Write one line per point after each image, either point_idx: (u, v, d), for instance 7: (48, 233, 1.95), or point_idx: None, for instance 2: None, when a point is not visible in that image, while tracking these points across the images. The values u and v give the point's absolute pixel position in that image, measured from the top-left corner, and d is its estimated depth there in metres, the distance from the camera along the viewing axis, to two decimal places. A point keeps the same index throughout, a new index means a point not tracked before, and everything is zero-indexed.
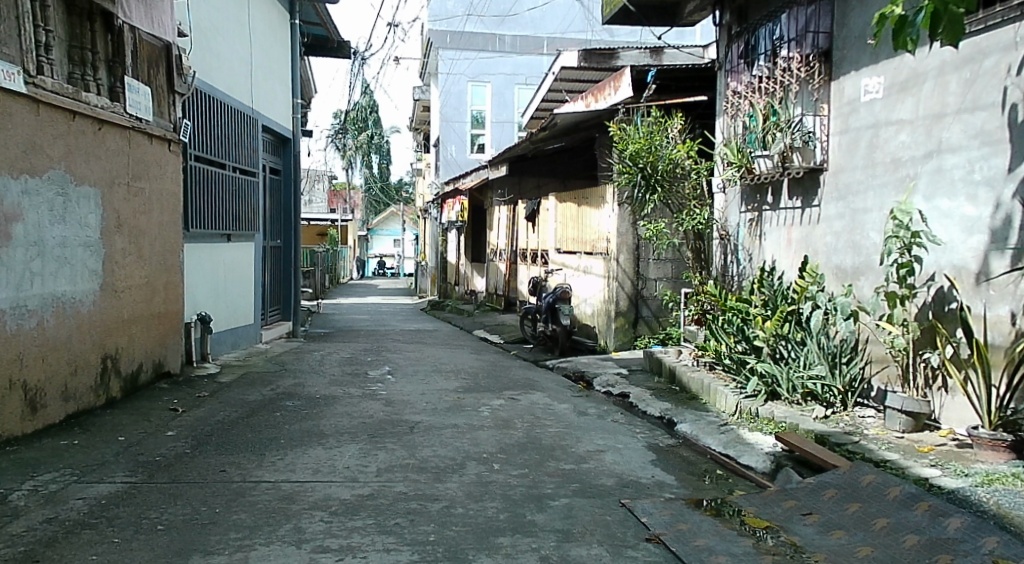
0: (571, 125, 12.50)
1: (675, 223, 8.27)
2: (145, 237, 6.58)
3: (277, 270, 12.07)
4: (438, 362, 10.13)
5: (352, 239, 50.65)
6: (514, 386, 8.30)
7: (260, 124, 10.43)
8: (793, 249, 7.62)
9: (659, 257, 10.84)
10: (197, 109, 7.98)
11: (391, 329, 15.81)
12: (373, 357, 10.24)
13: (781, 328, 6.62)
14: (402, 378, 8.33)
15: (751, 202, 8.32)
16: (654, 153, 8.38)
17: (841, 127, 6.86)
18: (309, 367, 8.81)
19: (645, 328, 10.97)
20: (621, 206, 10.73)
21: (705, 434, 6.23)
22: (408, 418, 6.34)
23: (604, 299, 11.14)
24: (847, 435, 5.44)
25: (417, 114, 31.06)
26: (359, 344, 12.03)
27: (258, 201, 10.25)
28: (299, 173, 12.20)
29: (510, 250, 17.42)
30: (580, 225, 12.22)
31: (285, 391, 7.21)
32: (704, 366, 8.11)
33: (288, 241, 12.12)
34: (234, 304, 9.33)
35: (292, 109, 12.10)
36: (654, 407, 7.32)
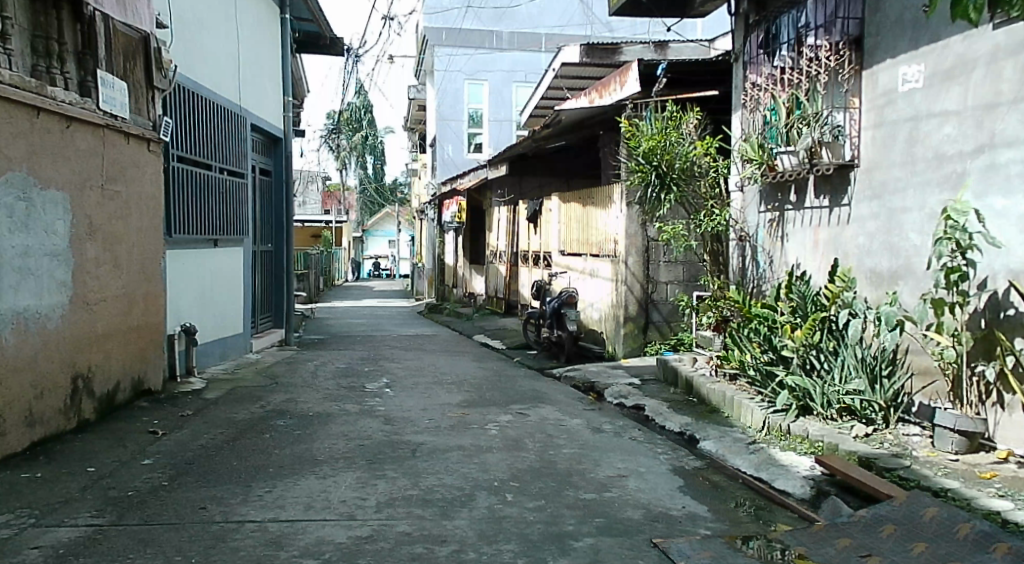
0: (575, 122, 12.03)
1: (692, 224, 7.77)
2: (123, 244, 6.05)
3: (268, 275, 11.54)
4: (439, 371, 9.62)
5: (348, 241, 50.03)
6: (522, 398, 7.79)
7: (249, 123, 9.92)
8: (820, 251, 7.14)
9: (670, 259, 10.36)
10: (179, 106, 7.45)
11: (389, 335, 15.28)
12: (370, 366, 9.73)
13: (813, 337, 6.15)
14: (402, 391, 7.82)
15: (771, 201, 7.85)
16: (669, 151, 7.87)
17: (874, 120, 6.38)
18: (303, 379, 8.29)
19: (656, 333, 10.47)
20: (630, 206, 10.25)
21: (733, 453, 5.74)
22: (410, 440, 5.83)
23: (611, 304, 10.65)
24: (896, 457, 4.95)
25: (412, 114, 30.58)
26: (356, 352, 11.51)
27: (247, 204, 9.74)
28: (291, 174, 11.70)
29: (510, 252, 16.91)
30: (585, 226, 11.73)
31: (276, 408, 6.68)
32: (724, 376, 7.62)
33: (281, 245, 11.61)
34: (222, 314, 8.80)
35: (283, 108, 11.60)
36: (674, 422, 6.83)
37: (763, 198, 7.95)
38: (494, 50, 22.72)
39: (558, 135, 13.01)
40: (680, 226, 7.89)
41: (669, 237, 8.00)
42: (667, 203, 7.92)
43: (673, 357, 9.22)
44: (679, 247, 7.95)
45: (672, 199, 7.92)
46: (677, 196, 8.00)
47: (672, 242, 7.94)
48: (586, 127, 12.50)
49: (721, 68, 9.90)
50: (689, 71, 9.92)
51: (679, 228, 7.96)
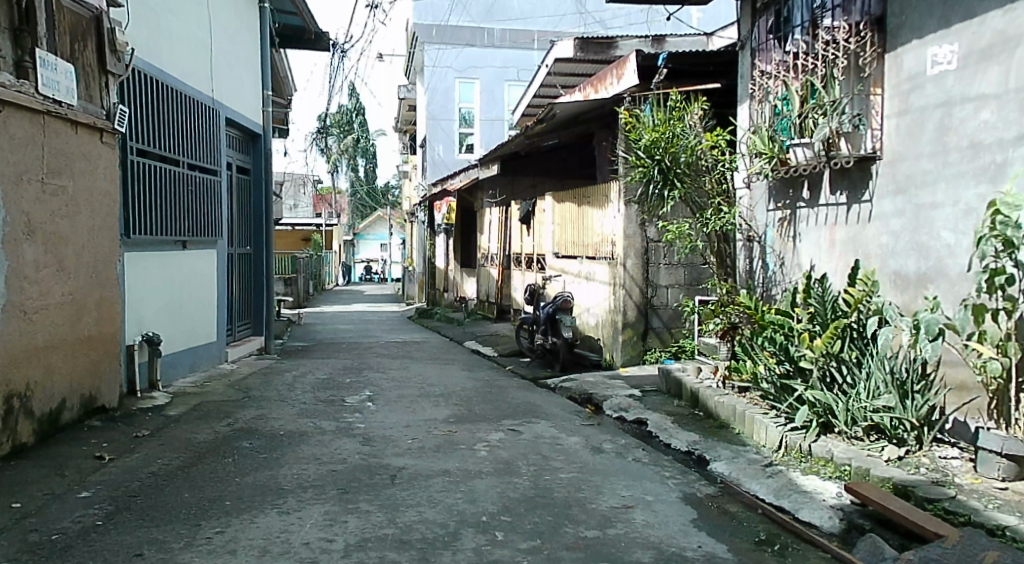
0: (570, 117, 11.46)
1: (699, 223, 7.18)
2: (69, 246, 5.43)
3: (247, 280, 10.91)
4: (426, 382, 9.01)
5: (338, 244, 49.34)
6: (514, 413, 7.19)
7: (223, 116, 9.31)
8: (836, 252, 6.60)
9: (670, 262, 9.83)
10: (137, 95, 6.84)
11: (376, 342, 14.66)
12: (353, 377, 9.12)
13: (834, 347, 5.59)
14: (385, 406, 7.22)
15: (782, 199, 7.32)
16: (674, 144, 7.29)
17: (899, 107, 5.82)
18: (277, 392, 7.67)
19: (656, 340, 9.90)
20: (628, 205, 9.68)
21: (749, 477, 5.17)
22: (390, 464, 5.23)
23: (609, 309, 10.08)
24: (938, 485, 4.38)
25: (402, 115, 30.00)
26: (339, 361, 10.89)
27: (220, 203, 9.12)
28: (272, 172, 11.11)
29: (501, 255, 16.31)
30: (580, 227, 11.17)
31: (244, 426, 6.07)
32: (732, 389, 7.06)
33: (260, 248, 11.00)
34: (191, 322, 8.17)
35: (262, 102, 11.01)
36: (681, 440, 6.26)
37: (775, 196, 7.41)
38: (486, 47, 22.16)
39: (552, 131, 12.45)
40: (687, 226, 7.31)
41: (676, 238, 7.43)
42: (672, 200, 7.33)
43: (677, 366, 8.67)
44: (685, 248, 7.38)
45: (678, 197, 7.34)
46: (685, 192, 7.42)
47: (677, 244, 7.36)
48: (582, 123, 11.94)
49: (724, 63, 9.35)
50: (692, 65, 9.38)
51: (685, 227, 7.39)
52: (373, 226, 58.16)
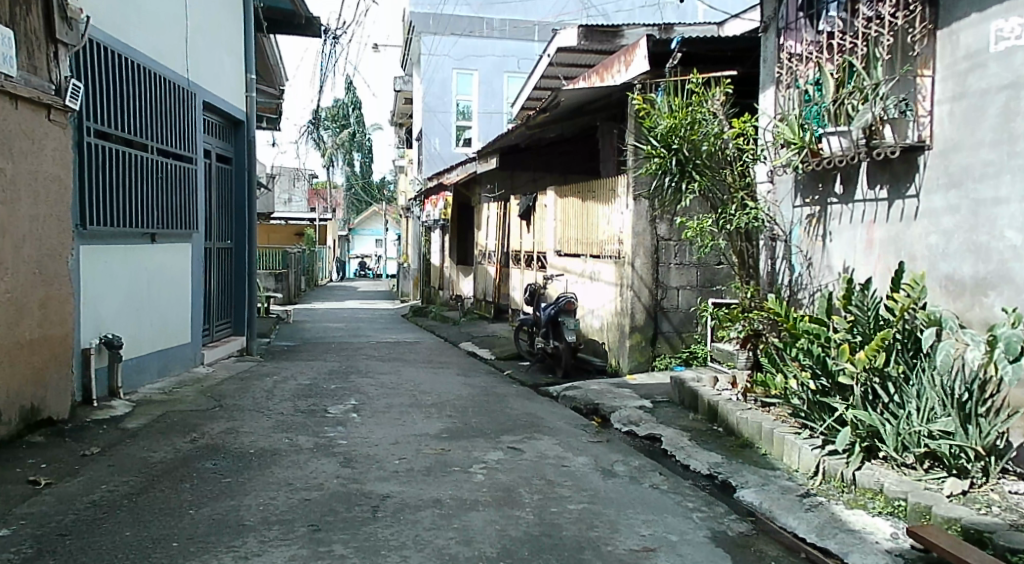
0: (574, 108, 10.76)
1: (723, 221, 6.47)
2: (7, 239, 4.75)
3: (229, 276, 10.21)
4: (418, 388, 8.34)
5: (332, 240, 48.61)
6: (513, 427, 6.52)
7: (199, 99, 8.60)
8: (874, 253, 5.94)
9: (681, 262, 9.21)
10: (95, 70, 6.14)
11: (367, 342, 13.98)
12: (339, 383, 8.43)
13: (878, 361, 4.91)
14: (371, 418, 6.54)
15: (810, 194, 6.69)
16: (693, 133, 6.62)
17: (954, 90, 5.13)
18: (253, 401, 6.98)
19: (666, 346, 9.25)
20: (637, 200, 9.04)
21: (783, 509, 4.50)
22: (373, 491, 4.55)
23: (615, 311, 9.43)
24: (1017, 531, 3.74)
25: (398, 108, 29.28)
26: (326, 363, 10.21)
27: (197, 194, 8.41)
28: (254, 161, 10.38)
29: (499, 253, 15.62)
30: (584, 223, 10.51)
31: (210, 442, 5.38)
32: (755, 403, 6.41)
33: (242, 242, 10.30)
34: (161, 322, 7.47)
35: (245, 86, 10.30)
36: (701, 461, 5.59)
37: (805, 191, 6.75)
38: (484, 38, 21.56)
39: (558, 122, 11.75)
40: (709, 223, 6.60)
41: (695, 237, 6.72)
42: (690, 195, 6.65)
43: (691, 375, 8.02)
44: (703, 249, 6.69)
45: (697, 190, 6.65)
46: (706, 184, 6.74)
47: (695, 244, 6.66)
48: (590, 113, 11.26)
49: (744, 49, 8.68)
50: (709, 51, 8.71)
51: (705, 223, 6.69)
52: (369, 221, 57.43)
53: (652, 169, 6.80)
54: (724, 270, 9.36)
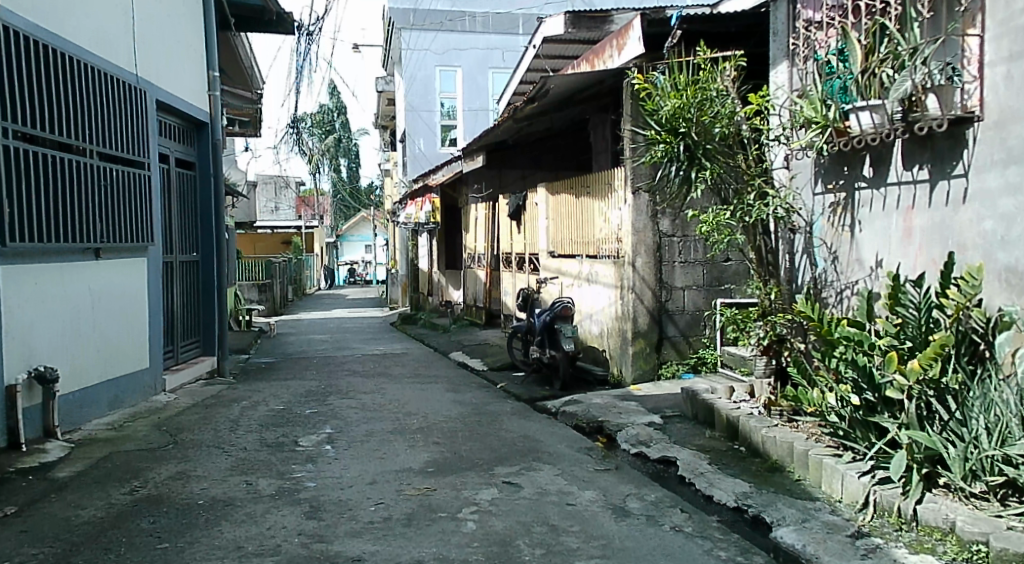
0: (565, 97, 10.05)
1: (741, 213, 5.69)
2: None
3: (197, 291, 9.37)
4: (403, 409, 7.56)
5: (320, 247, 47.72)
6: (509, 456, 5.74)
7: (152, 97, 7.80)
8: (913, 242, 5.21)
9: (686, 259, 8.48)
10: (12, 61, 5.35)
11: (352, 355, 13.17)
12: (315, 406, 7.64)
13: (935, 372, 4.16)
14: (347, 450, 5.76)
15: (834, 179, 5.97)
16: (703, 113, 5.87)
17: (1009, 50, 4.41)
18: (214, 434, 6.18)
19: (672, 352, 8.50)
20: (637, 194, 8.31)
21: (833, 555, 3.73)
22: (341, 552, 3.77)
23: (616, 316, 8.69)
24: None
25: (382, 110, 28.50)
26: (304, 383, 9.41)
27: (151, 203, 7.59)
28: (220, 166, 9.57)
29: (489, 256, 14.85)
30: (579, 221, 9.77)
31: (153, 493, 4.58)
32: (783, 419, 5.65)
33: (209, 254, 9.47)
34: (110, 349, 6.66)
35: (208, 84, 9.51)
36: (725, 491, 4.83)
37: (829, 175, 6.00)
38: (466, 33, 20.83)
39: (547, 114, 10.96)
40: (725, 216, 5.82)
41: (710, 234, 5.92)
42: (702, 185, 5.88)
43: (705, 385, 7.27)
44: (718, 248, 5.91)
45: (710, 178, 5.89)
46: (719, 172, 5.97)
47: (710, 242, 5.87)
48: (581, 103, 10.49)
49: (748, 26, 7.93)
50: (709, 30, 7.95)
51: (721, 215, 5.90)
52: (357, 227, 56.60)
53: (657, 157, 6.03)
54: (733, 267, 8.62)
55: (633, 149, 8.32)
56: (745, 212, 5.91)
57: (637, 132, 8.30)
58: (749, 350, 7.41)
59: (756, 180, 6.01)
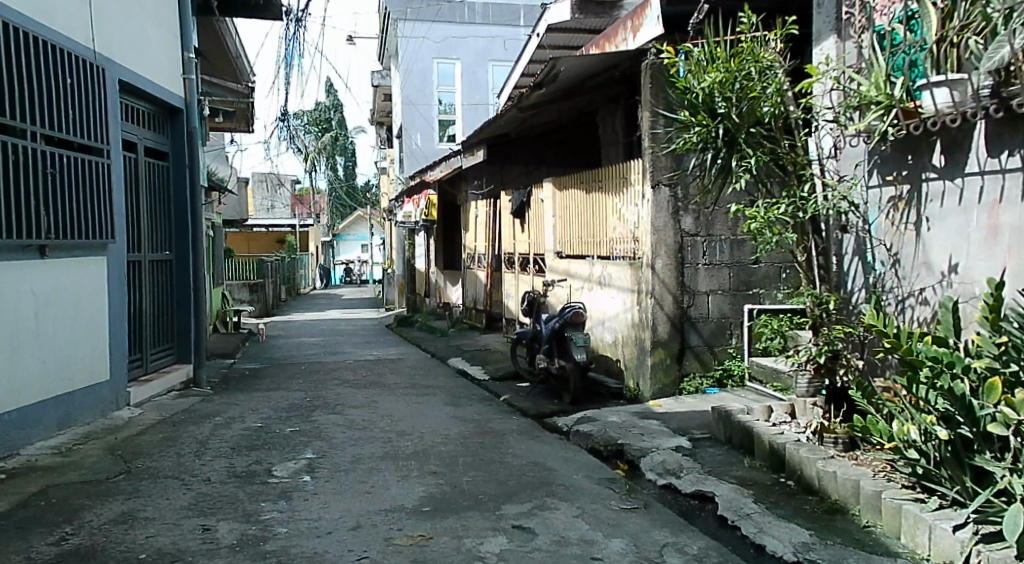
0: (574, 84, 9.24)
1: (794, 208, 4.87)
2: None
3: (170, 293, 8.54)
4: (396, 428, 6.72)
5: (314, 247, 46.82)
6: (518, 490, 4.91)
7: (115, 76, 6.95)
8: (998, 243, 4.37)
9: (710, 261, 7.69)
10: None
11: (343, 362, 12.31)
12: (297, 424, 6.79)
13: None
14: (329, 482, 4.92)
15: (896, 169, 5.13)
16: (749, 89, 5.08)
17: None
18: (176, 460, 5.34)
19: (695, 363, 7.69)
20: (657, 188, 7.49)
21: None
22: None
23: (633, 323, 7.88)
24: None
25: (378, 104, 27.58)
26: (288, 394, 8.57)
27: (114, 195, 6.75)
28: (196, 156, 8.71)
29: (490, 255, 14.00)
30: (590, 219, 8.94)
31: (85, 543, 3.74)
32: (842, 451, 4.83)
33: (185, 254, 8.63)
34: (58, 359, 5.83)
35: (182, 66, 8.65)
36: (781, 540, 4.00)
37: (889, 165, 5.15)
38: (466, 24, 20.04)
39: (556, 102, 10.14)
40: (775, 211, 4.99)
41: (754, 232, 5.10)
42: (745, 175, 5.06)
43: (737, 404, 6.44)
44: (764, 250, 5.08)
45: (754, 168, 5.08)
46: (766, 160, 5.16)
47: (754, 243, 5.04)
48: (593, 90, 9.68)
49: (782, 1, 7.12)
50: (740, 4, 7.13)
51: (770, 210, 5.07)
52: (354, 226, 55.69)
53: (691, 141, 5.22)
54: (763, 269, 7.83)
55: (654, 139, 7.50)
56: (797, 206, 5.07)
57: (658, 120, 7.48)
58: (788, 365, 6.61)
59: (809, 170, 5.18)
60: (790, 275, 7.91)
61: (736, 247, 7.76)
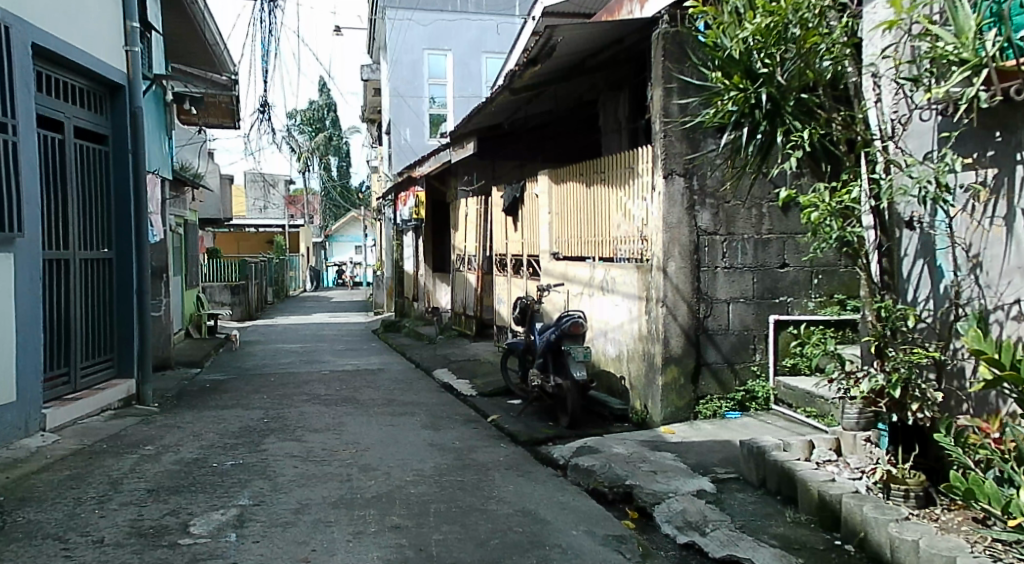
0: (573, 63, 8.22)
1: (865, 195, 3.80)
2: None
3: (109, 296, 7.46)
4: (359, 461, 5.62)
5: (305, 247, 45.69)
6: (501, 557, 3.82)
7: (27, 38, 5.86)
8: None
9: (731, 263, 6.65)
10: None
11: (317, 372, 11.21)
12: (241, 454, 5.69)
13: None
14: (258, 544, 3.83)
15: (982, 151, 3.94)
16: (801, 41, 4.04)
17: None
18: (72, 509, 4.23)
19: (712, 384, 6.63)
20: (670, 178, 6.45)
21: None
22: None
23: (640, 336, 6.82)
24: None
25: (369, 100, 26.58)
26: (243, 412, 7.47)
27: (22, 176, 5.66)
28: (140, 139, 7.61)
29: (481, 257, 12.92)
30: (590, 216, 7.89)
31: None
32: (923, 516, 3.76)
33: (127, 250, 7.55)
34: None
35: (125, 37, 7.59)
36: None
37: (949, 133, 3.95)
38: (459, 14, 19.09)
39: (555, 86, 9.12)
40: (845, 196, 3.91)
41: (810, 226, 4.03)
42: (798, 152, 4.02)
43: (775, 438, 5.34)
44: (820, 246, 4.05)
45: (808, 144, 4.03)
46: (822, 133, 4.11)
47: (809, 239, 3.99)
48: (595, 72, 8.68)
49: None
50: None
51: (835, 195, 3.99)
52: (347, 228, 54.66)
53: (725, 112, 4.17)
54: (791, 274, 6.77)
55: (666, 120, 6.47)
56: (861, 191, 4.05)
57: (671, 99, 6.45)
58: (834, 392, 5.55)
59: (873, 147, 4.07)
60: (821, 282, 6.82)
61: (760, 248, 6.69)
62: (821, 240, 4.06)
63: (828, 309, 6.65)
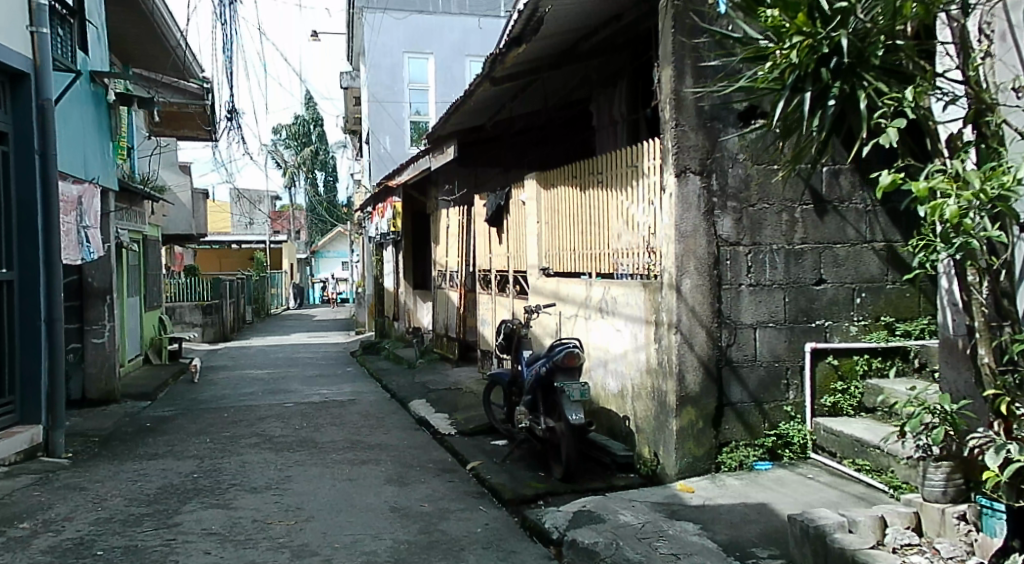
0: (563, 48, 7.11)
1: (1021, 179, 2.61)
2: None
3: (10, 325, 6.30)
4: (295, 541, 4.39)
5: (289, 264, 44.42)
6: None
7: None
8: None
9: (757, 280, 5.47)
10: None
11: (278, 405, 9.96)
12: (144, 531, 4.47)
13: None
14: None
15: None
16: None
17: None
18: None
19: (737, 427, 5.42)
20: (684, 176, 5.27)
21: None
22: None
23: (648, 369, 5.62)
24: None
25: (350, 110, 25.50)
26: (172, 466, 6.23)
27: None
28: (47, 137, 6.41)
29: (463, 273, 11.69)
30: (585, 225, 6.70)
31: None
32: None
33: (31, 268, 6.38)
34: None
35: (28, 15, 6.38)
36: None
37: None
38: (441, 14, 18.02)
39: (544, 77, 8.01)
40: (993, 178, 2.66)
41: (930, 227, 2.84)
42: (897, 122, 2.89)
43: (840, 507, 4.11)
44: (929, 258, 2.97)
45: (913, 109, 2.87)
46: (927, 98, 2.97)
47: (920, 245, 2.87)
48: (588, 59, 7.59)
49: None
50: None
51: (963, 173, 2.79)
52: (334, 244, 53.42)
53: (785, 67, 3.02)
54: (831, 293, 5.58)
55: (678, 109, 5.31)
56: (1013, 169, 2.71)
57: (685, 79, 5.28)
58: (909, 448, 4.34)
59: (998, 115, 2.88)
60: (866, 301, 5.63)
61: (792, 261, 5.52)
62: (931, 248, 2.95)
63: (875, 335, 5.55)
